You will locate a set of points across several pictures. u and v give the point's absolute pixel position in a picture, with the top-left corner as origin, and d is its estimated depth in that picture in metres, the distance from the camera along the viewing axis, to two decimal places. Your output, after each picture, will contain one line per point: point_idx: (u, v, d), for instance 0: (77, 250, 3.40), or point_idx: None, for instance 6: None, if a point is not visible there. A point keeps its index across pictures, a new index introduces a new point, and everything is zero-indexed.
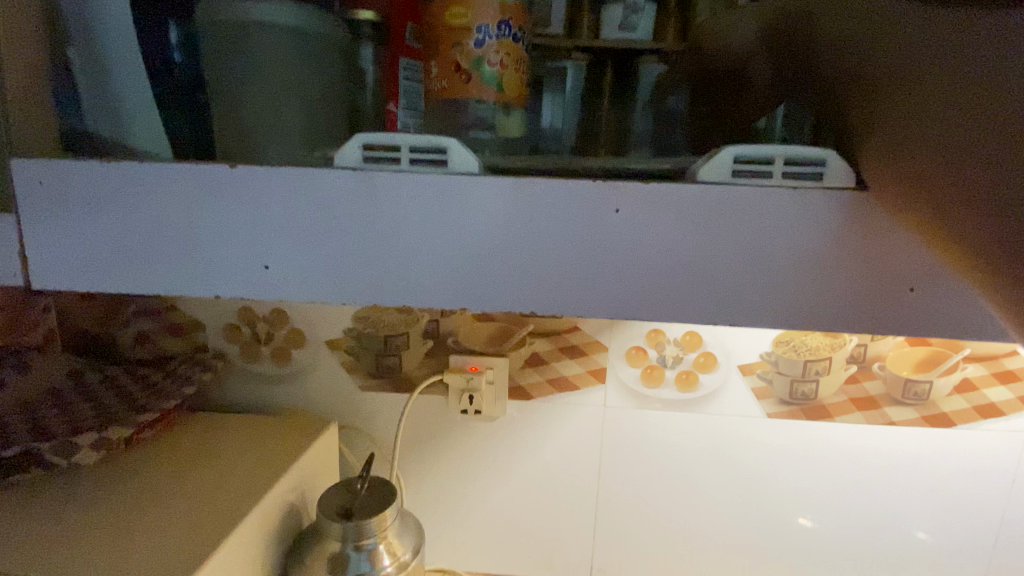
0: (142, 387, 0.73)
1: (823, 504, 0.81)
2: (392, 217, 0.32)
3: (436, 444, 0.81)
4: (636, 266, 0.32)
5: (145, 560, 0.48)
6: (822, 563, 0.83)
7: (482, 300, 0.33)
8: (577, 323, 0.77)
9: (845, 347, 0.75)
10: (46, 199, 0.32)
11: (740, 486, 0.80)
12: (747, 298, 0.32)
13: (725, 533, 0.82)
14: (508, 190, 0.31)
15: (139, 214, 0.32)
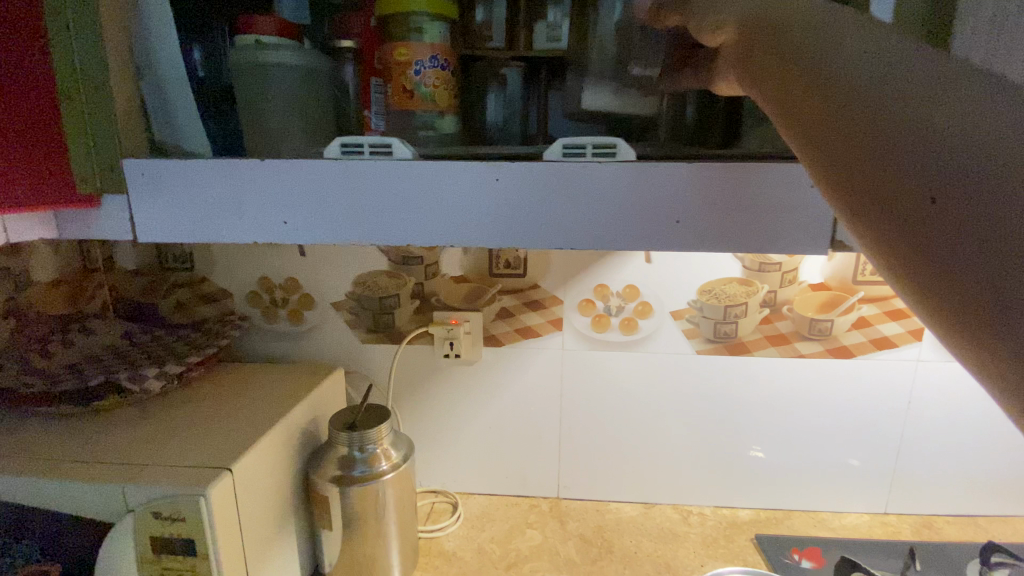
0: (186, 342, 0.90)
1: (749, 428, 0.97)
2: (361, 188, 0.47)
3: (425, 385, 0.98)
4: (518, 216, 0.47)
5: (204, 446, 0.65)
6: (751, 477, 1.00)
7: (425, 241, 0.48)
8: (537, 282, 0.93)
9: (758, 294, 0.91)
10: (143, 183, 0.49)
11: (682, 414, 0.97)
12: (597, 234, 0.47)
13: (677, 455, 0.99)
14: (434, 167, 0.46)
15: (202, 191, 0.48)
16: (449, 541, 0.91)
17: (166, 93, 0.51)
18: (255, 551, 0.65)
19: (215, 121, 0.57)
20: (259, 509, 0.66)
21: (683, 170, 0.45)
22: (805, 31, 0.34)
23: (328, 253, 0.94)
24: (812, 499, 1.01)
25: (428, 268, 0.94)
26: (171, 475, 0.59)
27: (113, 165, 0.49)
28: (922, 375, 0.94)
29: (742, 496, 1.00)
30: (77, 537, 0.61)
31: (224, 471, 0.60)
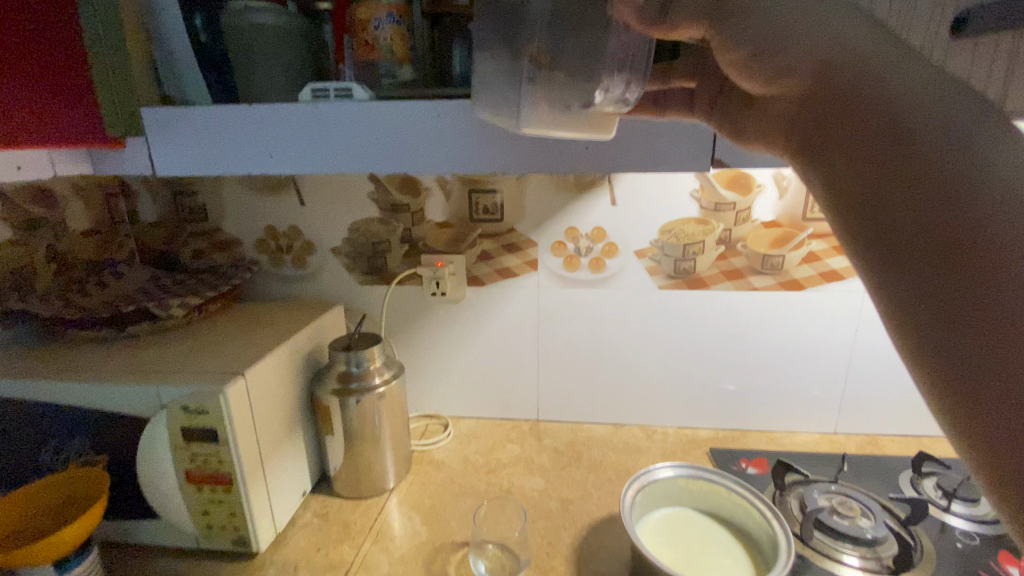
0: (203, 283, 1.02)
1: (709, 358, 1.07)
2: (329, 124, 0.55)
3: (417, 321, 1.10)
4: (461, 145, 0.54)
5: (222, 359, 0.78)
6: (712, 402, 1.10)
7: (385, 168, 0.56)
8: (513, 226, 1.02)
9: (714, 232, 1.00)
10: (153, 126, 0.58)
11: (650, 346, 1.07)
12: (526, 160, 0.54)
13: (646, 382, 1.10)
14: (388, 106, 0.54)
15: (201, 131, 0.57)
16: (440, 452, 1.05)
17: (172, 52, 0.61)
18: (267, 444, 0.78)
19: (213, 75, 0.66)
20: (271, 410, 0.79)
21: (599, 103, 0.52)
22: (901, 114, 0.33)
23: (324, 203, 1.04)
24: (770, 423, 1.11)
25: (414, 215, 1.03)
26: (195, 378, 0.71)
27: (134, 111, 0.59)
28: (868, 305, 1.02)
29: (706, 420, 1.11)
30: (122, 430, 0.74)
31: (237, 377, 0.72)
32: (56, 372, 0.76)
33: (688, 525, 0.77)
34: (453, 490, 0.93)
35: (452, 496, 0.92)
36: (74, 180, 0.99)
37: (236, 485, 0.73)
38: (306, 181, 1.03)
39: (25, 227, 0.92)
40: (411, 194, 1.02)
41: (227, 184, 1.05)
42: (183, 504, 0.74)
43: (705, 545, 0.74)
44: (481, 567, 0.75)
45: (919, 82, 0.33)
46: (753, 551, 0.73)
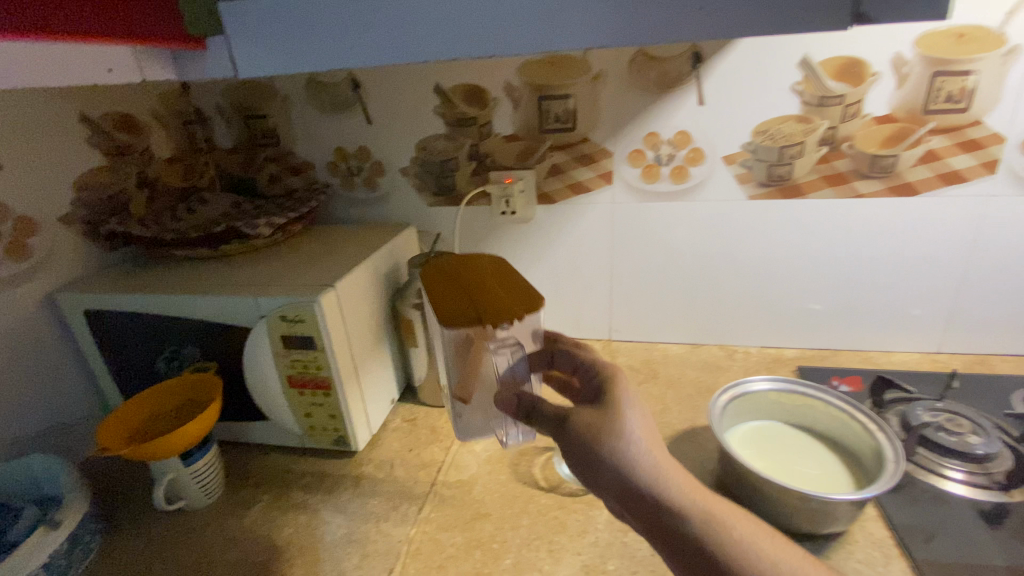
0: (282, 206, 1.05)
1: (794, 275, 1.01)
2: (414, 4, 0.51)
3: (487, 241, 1.08)
4: (560, 14, 0.48)
5: (312, 273, 0.81)
6: (795, 320, 1.05)
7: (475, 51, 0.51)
8: (587, 135, 0.95)
9: (817, 131, 0.89)
10: (234, 21, 0.55)
11: (731, 266, 1.02)
12: (638, 28, 0.47)
13: (727, 303, 1.05)
14: None
15: (284, 23, 0.54)
16: None
17: None
18: (359, 352, 0.82)
19: None
20: (359, 323, 0.82)
21: None
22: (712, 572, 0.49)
23: (391, 120, 1.01)
24: (859, 343, 1.05)
25: (481, 129, 0.99)
26: (289, 290, 0.74)
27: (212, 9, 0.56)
28: (992, 211, 0.90)
29: (789, 339, 1.07)
30: (228, 340, 0.79)
31: (328, 288, 0.74)
32: (164, 287, 0.81)
33: (780, 439, 0.75)
34: None
35: None
36: (153, 107, 1.01)
37: (334, 388, 0.78)
38: (371, 97, 1.00)
39: (117, 154, 0.95)
40: (478, 105, 0.97)
41: (295, 105, 1.04)
42: (288, 406, 0.80)
43: (798, 455, 0.72)
44: (566, 469, 0.78)
45: (697, 525, 0.51)
46: (850, 462, 0.71)
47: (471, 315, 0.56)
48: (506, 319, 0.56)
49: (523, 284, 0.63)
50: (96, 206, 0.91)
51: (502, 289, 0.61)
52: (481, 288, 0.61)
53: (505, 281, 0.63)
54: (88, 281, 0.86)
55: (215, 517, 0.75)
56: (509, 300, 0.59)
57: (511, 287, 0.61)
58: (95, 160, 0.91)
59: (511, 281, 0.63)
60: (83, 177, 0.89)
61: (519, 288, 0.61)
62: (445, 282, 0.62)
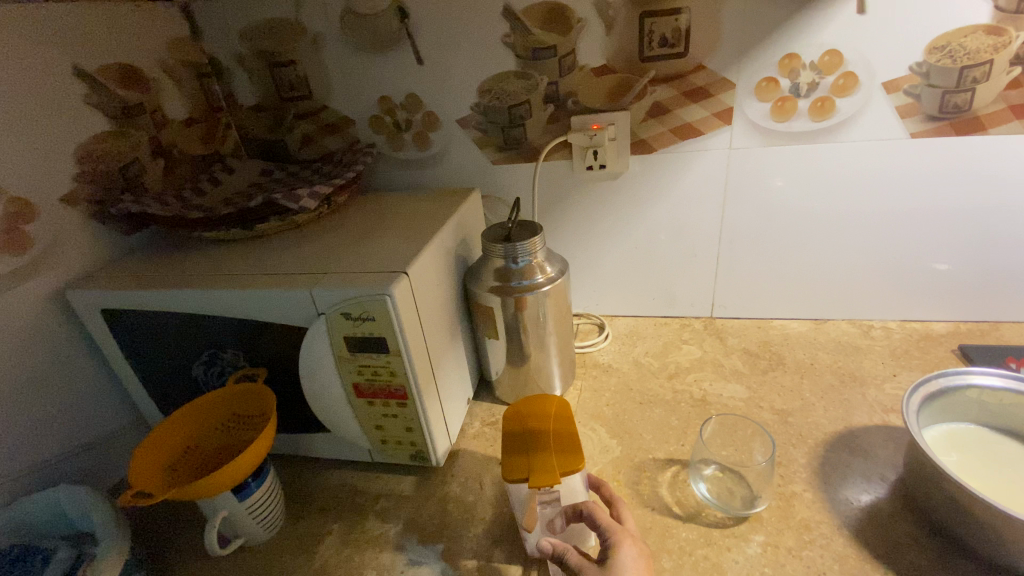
0: (321, 172, 0.87)
1: (935, 230, 0.81)
2: None
3: (566, 206, 0.90)
4: None
5: (376, 255, 0.64)
6: (904, 283, 0.86)
7: None
8: (700, 63, 0.75)
9: (1012, 46, 0.68)
10: None
11: (833, 225, 0.83)
12: None
13: (843, 269, 0.87)
14: None
15: None
16: (602, 355, 0.91)
17: None
18: (435, 349, 0.67)
19: None
20: (434, 315, 0.67)
21: None
22: None
23: (448, 59, 0.82)
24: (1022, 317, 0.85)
25: (563, 62, 0.79)
26: (352, 279, 0.58)
27: None
28: None
29: (932, 313, 0.88)
30: (278, 341, 0.64)
31: (400, 275, 0.58)
32: (195, 278, 0.66)
33: (985, 449, 0.58)
34: (634, 398, 0.79)
35: (636, 406, 0.78)
36: (159, 56, 0.84)
37: (411, 397, 0.62)
38: (423, 30, 0.80)
39: (124, 115, 0.78)
40: (559, 31, 0.77)
41: (329, 46, 0.85)
42: (354, 418, 0.66)
43: (1016, 471, 0.55)
44: (704, 490, 0.62)
45: None
46: None
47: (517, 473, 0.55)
48: (547, 481, 0.53)
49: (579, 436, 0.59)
50: (105, 180, 0.75)
51: (556, 443, 0.58)
52: (535, 438, 0.59)
53: (566, 427, 0.61)
54: (102, 274, 0.71)
55: (279, 556, 0.62)
56: (555, 457, 0.56)
57: (562, 438, 0.58)
58: (98, 123, 0.74)
59: (568, 428, 0.60)
60: (85, 145, 0.72)
61: (571, 440, 0.58)
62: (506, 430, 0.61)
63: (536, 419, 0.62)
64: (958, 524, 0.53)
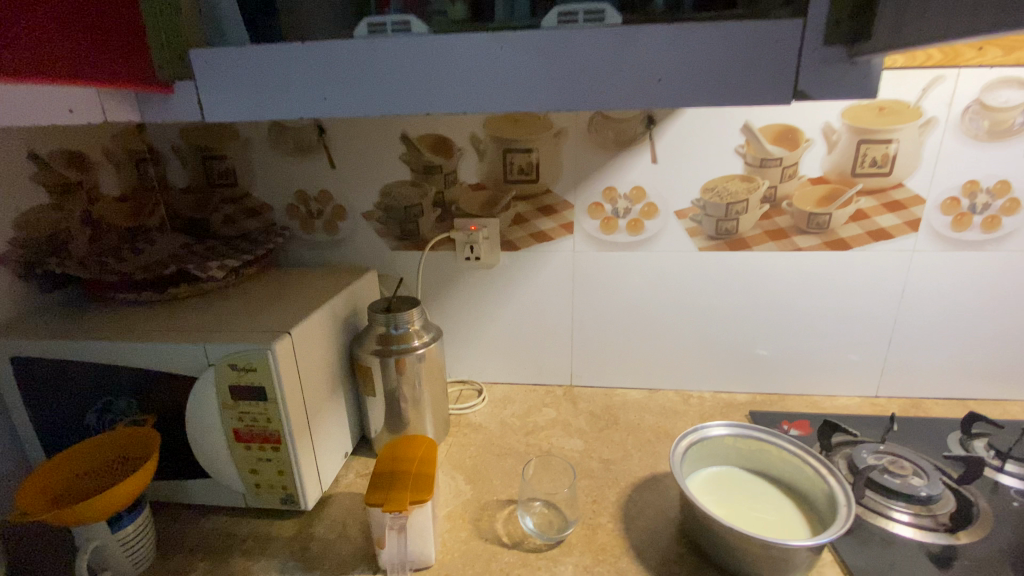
0: (236, 248, 1.01)
1: (752, 325, 1.06)
2: (392, 61, 0.50)
3: (450, 288, 1.08)
4: (534, 77, 0.49)
5: (269, 318, 0.78)
6: (744, 366, 1.09)
7: (455, 103, 0.51)
8: (549, 187, 0.99)
9: (759, 190, 0.95)
10: (204, 71, 0.54)
11: (693, 316, 1.06)
12: (611, 95, 0.48)
13: (689, 352, 1.09)
14: (479, 42, 0.49)
15: (255, 70, 0.53)
16: (476, 417, 1.05)
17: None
18: (313, 401, 0.79)
19: None
20: (315, 371, 0.79)
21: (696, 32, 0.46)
22: None
23: (357, 167, 1.02)
24: (810, 389, 1.09)
25: (447, 177, 1.01)
26: (243, 336, 0.71)
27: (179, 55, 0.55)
28: (916, 265, 0.98)
29: (754, 388, 1.10)
30: (170, 390, 0.74)
31: (283, 335, 0.72)
32: (102, 332, 0.76)
33: (739, 485, 0.77)
34: (493, 452, 0.93)
35: (494, 458, 0.92)
36: (104, 143, 0.98)
37: (285, 442, 0.73)
38: (336, 144, 1.01)
39: (62, 191, 0.90)
40: (443, 155, 0.99)
41: (257, 148, 1.03)
42: (233, 462, 0.75)
43: (756, 502, 0.73)
44: (529, 522, 0.75)
45: None
46: (808, 509, 0.72)
47: (376, 498, 0.66)
48: (396, 507, 0.64)
49: (436, 474, 0.71)
50: (34, 245, 0.86)
51: (415, 478, 0.69)
52: (400, 474, 0.70)
53: (427, 468, 0.72)
54: (12, 326, 0.80)
55: None
56: (408, 489, 0.67)
57: (421, 476, 0.70)
58: (38, 195, 0.86)
59: (430, 468, 0.71)
60: (22, 214, 0.84)
61: (428, 477, 0.69)
62: (380, 465, 0.72)
63: (405, 459, 0.73)
64: (708, 544, 0.69)
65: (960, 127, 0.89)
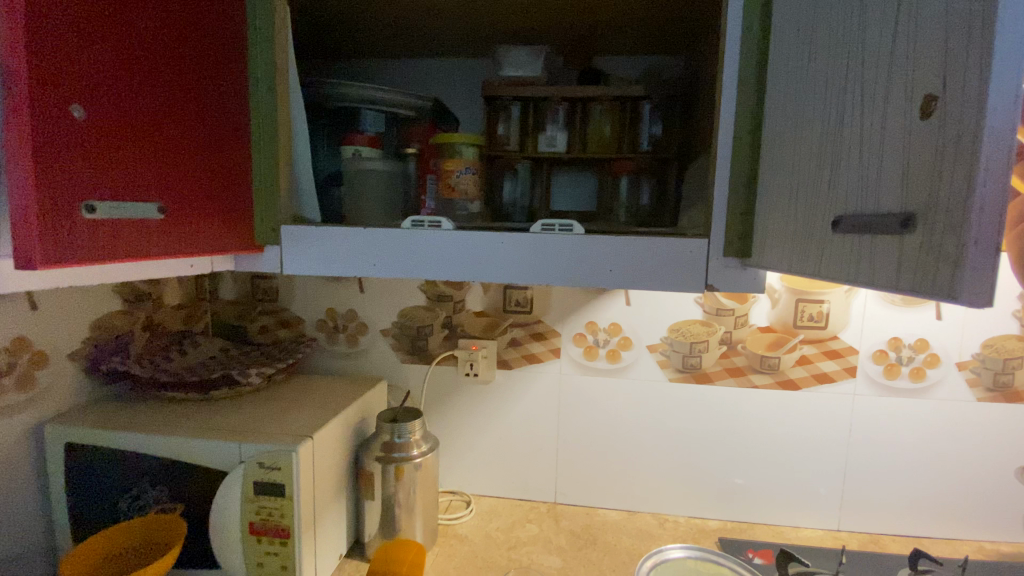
0: (268, 355, 1.17)
1: (725, 454, 1.17)
2: (426, 245, 0.73)
3: (450, 400, 1.22)
4: (524, 263, 0.71)
5: (293, 422, 0.91)
6: (720, 493, 1.18)
7: (469, 275, 0.72)
8: (540, 317, 1.17)
9: (717, 332, 1.13)
10: (288, 240, 0.75)
11: (674, 442, 1.17)
12: (578, 279, 0.69)
13: (666, 475, 1.19)
14: (488, 238, 0.72)
15: (328, 242, 0.75)
16: (463, 527, 1.13)
17: (299, 179, 0.78)
18: (321, 500, 0.90)
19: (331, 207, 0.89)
20: (326, 472, 0.91)
21: (635, 243, 0.68)
22: None
23: (381, 292, 1.21)
24: (779, 519, 1.17)
25: (456, 304, 1.20)
26: (272, 438, 0.84)
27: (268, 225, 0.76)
28: (859, 407, 1.12)
29: (728, 515, 1.18)
30: (200, 482, 0.85)
31: (307, 438, 0.85)
32: (151, 426, 0.89)
33: None
34: (476, 563, 1.01)
35: (477, 569, 0.99)
36: None
37: (293, 537, 0.83)
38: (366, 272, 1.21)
39: (134, 301, 1.09)
40: (454, 287, 1.19)
41: None
42: (243, 554, 0.84)
43: None
44: None
45: None
46: None
47: None
48: None
49: None
50: (104, 345, 1.02)
51: None
52: None
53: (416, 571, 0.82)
54: (73, 414, 0.93)
55: None
56: None
57: None
58: (115, 304, 1.04)
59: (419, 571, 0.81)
60: (101, 318, 1.01)
61: None
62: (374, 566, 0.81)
63: (397, 561, 0.82)
64: None
65: (878, 293, 1.09)
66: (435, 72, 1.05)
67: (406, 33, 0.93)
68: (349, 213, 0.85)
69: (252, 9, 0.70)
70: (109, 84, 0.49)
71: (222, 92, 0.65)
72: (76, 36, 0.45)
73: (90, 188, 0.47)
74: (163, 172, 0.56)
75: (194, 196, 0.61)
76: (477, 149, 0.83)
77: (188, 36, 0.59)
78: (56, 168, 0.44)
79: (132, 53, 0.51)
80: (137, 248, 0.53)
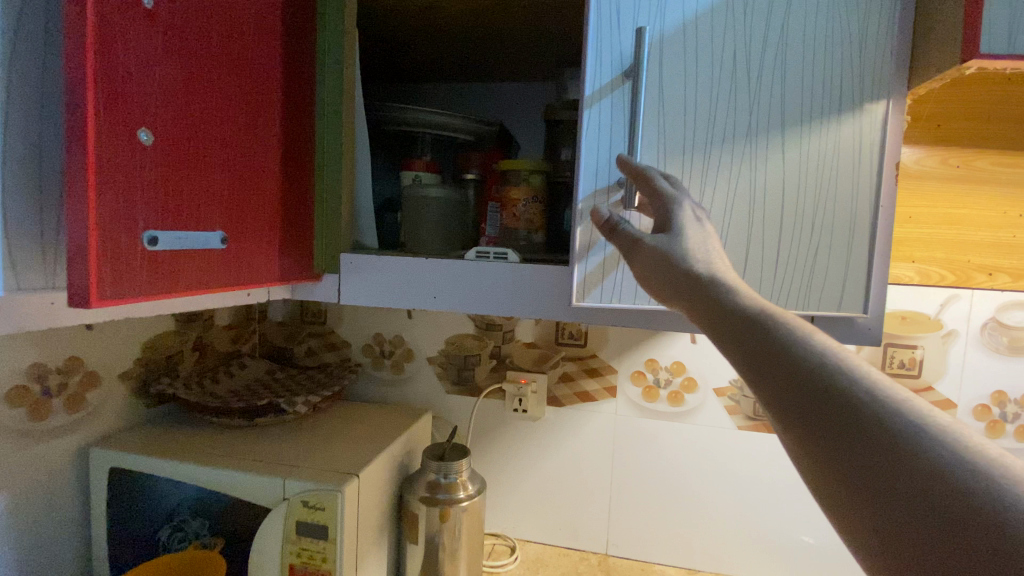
0: (314, 379, 1.15)
1: (799, 511, 1.05)
2: (491, 277, 0.68)
3: (497, 435, 1.16)
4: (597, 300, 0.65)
5: (336, 456, 0.87)
6: (792, 556, 1.06)
7: (535, 311, 0.67)
8: (595, 352, 1.10)
9: None
10: (347, 268, 0.72)
11: (740, 494, 1.07)
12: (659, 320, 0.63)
13: (732, 530, 1.08)
14: (558, 272, 0.66)
15: (387, 271, 0.71)
16: None
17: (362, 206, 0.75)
18: (364, 542, 0.84)
19: (388, 233, 0.87)
20: (370, 511, 0.86)
21: None
22: None
23: (429, 318, 1.17)
24: None
25: (505, 334, 1.14)
26: (316, 474, 0.80)
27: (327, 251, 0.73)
28: None
29: None
30: (242, 515, 0.82)
31: (352, 477, 0.80)
32: (196, 454, 0.86)
33: None
34: None
35: None
36: None
37: None
38: None
39: (186, 321, 1.07)
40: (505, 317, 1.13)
41: None
42: None
43: None
44: None
45: None
46: None
47: None
48: None
49: None
50: (154, 366, 1.01)
51: None
52: None
53: None
54: (120, 437, 0.92)
55: None
56: None
57: None
58: (168, 324, 1.03)
59: None
60: (153, 338, 1.00)
61: None
62: None
63: None
64: None
65: (981, 341, 0.97)
66: (497, 97, 1.02)
67: (470, 56, 0.90)
68: (406, 239, 0.81)
69: (323, 31, 0.68)
70: (174, 106, 0.46)
71: (286, 114, 0.63)
72: (148, 58, 0.43)
73: (149, 215, 0.44)
74: (223, 197, 0.53)
75: (254, 223, 0.58)
76: (544, 176, 0.78)
77: (255, 55, 0.57)
78: (117, 197, 0.41)
79: (197, 73, 0.49)
80: (191, 280, 0.49)
